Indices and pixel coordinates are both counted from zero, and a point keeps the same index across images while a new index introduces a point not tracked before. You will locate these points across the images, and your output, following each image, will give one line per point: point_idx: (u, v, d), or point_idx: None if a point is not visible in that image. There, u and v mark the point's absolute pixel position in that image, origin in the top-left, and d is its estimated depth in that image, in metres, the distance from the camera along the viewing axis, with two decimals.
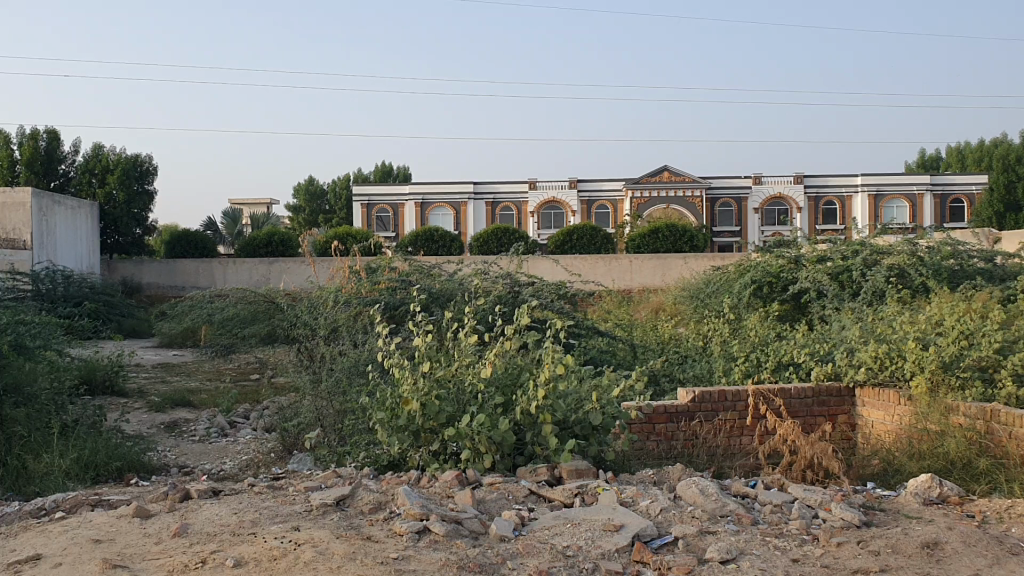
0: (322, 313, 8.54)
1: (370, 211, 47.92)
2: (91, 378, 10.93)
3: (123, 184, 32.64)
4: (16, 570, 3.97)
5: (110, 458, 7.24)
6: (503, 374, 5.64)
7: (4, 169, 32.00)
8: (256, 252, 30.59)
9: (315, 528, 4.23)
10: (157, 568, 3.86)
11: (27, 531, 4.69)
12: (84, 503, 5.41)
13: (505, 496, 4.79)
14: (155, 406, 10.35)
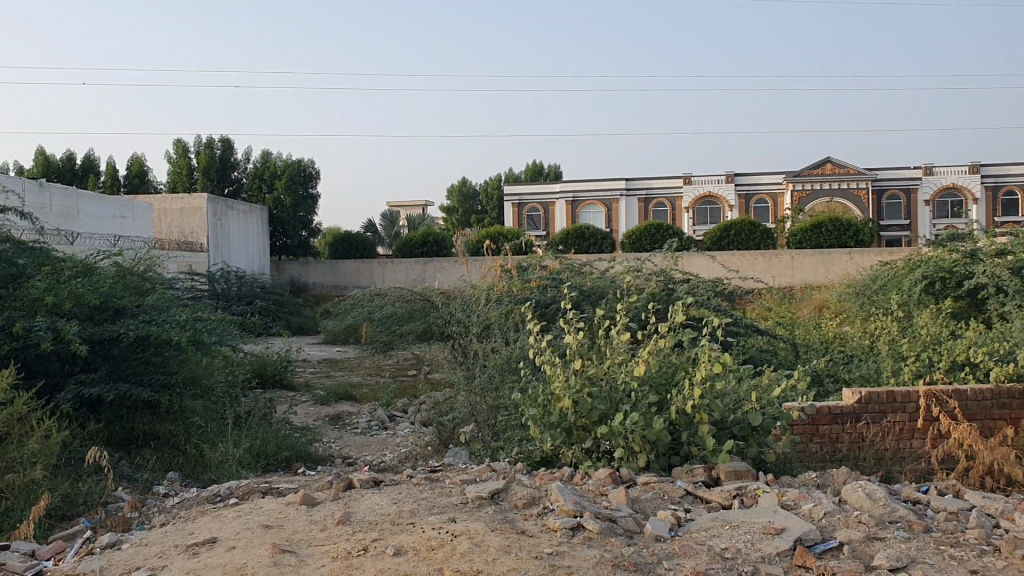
0: (475, 310, 8.64)
1: (523, 209, 48.30)
2: (262, 372, 11.55)
3: (289, 189, 34.31)
4: (195, 551, 4.22)
5: (279, 448, 7.66)
6: (657, 372, 5.55)
7: (184, 177, 34.41)
8: (413, 252, 31.49)
9: (471, 520, 4.29)
10: (322, 554, 4.02)
11: (205, 516, 4.98)
12: (254, 491, 5.70)
13: (660, 496, 4.71)
14: (320, 399, 10.83)
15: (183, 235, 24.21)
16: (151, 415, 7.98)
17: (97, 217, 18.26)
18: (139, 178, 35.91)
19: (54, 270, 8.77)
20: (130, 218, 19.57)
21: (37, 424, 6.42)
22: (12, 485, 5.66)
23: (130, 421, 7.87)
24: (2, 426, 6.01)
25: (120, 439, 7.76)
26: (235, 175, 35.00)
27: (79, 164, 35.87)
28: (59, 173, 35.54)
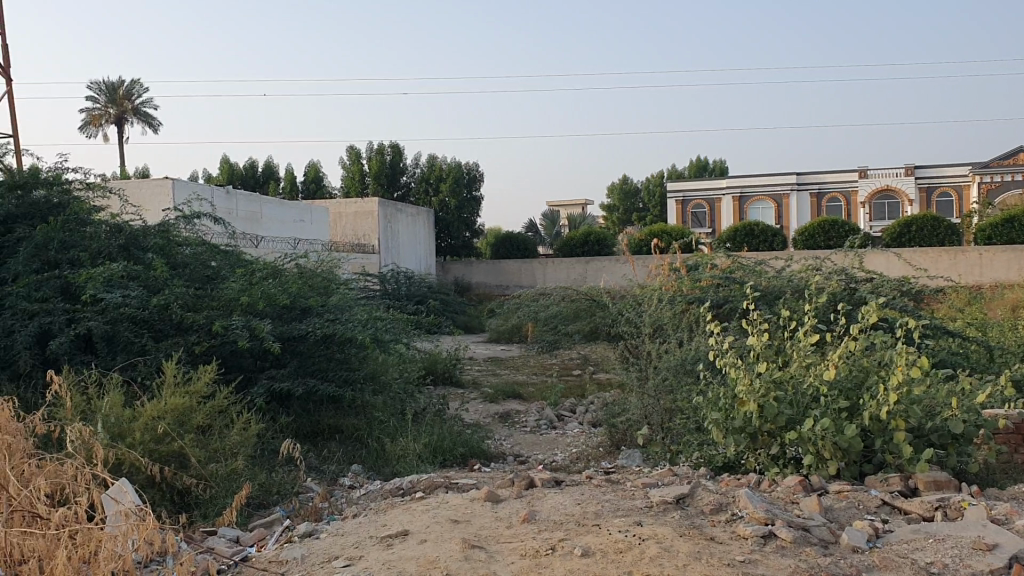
0: (645, 310, 8.53)
1: (686, 206, 47.37)
2: (434, 369, 11.86)
3: (454, 192, 35.11)
4: (388, 543, 4.36)
5: (455, 444, 7.86)
6: (847, 376, 5.34)
7: (356, 182, 35.94)
8: (575, 251, 31.57)
9: (658, 524, 4.24)
10: (511, 551, 4.07)
11: (394, 508, 5.15)
12: (436, 485, 5.85)
13: (855, 505, 4.51)
14: (489, 397, 11.01)
15: (357, 238, 25.24)
16: (334, 409, 8.35)
17: (279, 220, 19.30)
18: (314, 183, 37.70)
19: (246, 271, 9.31)
20: (308, 223, 20.58)
21: (236, 417, 6.85)
22: (216, 474, 6.04)
23: (316, 415, 8.27)
24: (207, 418, 6.49)
25: (307, 431, 8.16)
26: (404, 179, 36.19)
27: (260, 172, 38.02)
28: (243, 180, 37.78)
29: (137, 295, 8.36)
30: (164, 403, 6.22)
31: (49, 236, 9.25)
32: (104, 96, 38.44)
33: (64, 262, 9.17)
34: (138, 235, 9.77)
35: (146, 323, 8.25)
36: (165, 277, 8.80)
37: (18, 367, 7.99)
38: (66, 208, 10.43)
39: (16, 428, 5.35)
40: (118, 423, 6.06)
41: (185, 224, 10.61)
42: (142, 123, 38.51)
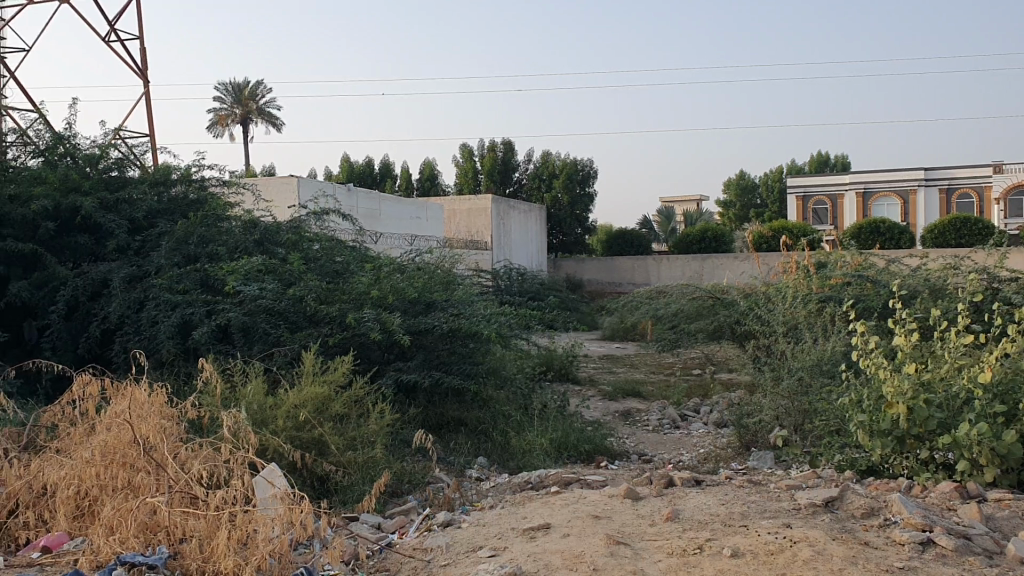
0: (775, 307, 8.33)
1: (807, 203, 46.06)
2: (552, 365, 11.89)
3: (568, 188, 35.15)
4: (531, 536, 4.39)
5: (580, 441, 7.86)
6: (1003, 380, 5.09)
7: (470, 180, 36.47)
8: (690, 248, 31.21)
9: (808, 527, 4.13)
10: (658, 549, 4.03)
11: (532, 502, 5.18)
12: (568, 480, 5.87)
13: (1018, 515, 4.29)
14: (609, 395, 10.96)
15: (471, 235, 25.57)
16: (458, 403, 8.48)
17: (397, 217, 19.70)
18: (429, 181, 38.33)
19: (374, 266, 9.51)
20: (425, 219, 20.95)
21: (371, 407, 7.04)
22: (353, 462, 6.21)
23: (441, 407, 8.41)
24: (344, 407, 6.69)
25: (433, 423, 8.28)
26: (517, 176, 36.48)
27: (377, 170, 38.90)
28: (360, 179, 38.75)
29: (273, 288, 8.69)
30: (304, 392, 6.45)
31: (189, 232, 9.68)
32: (230, 97, 40.03)
33: (203, 256, 9.58)
34: (270, 230, 10.13)
35: (281, 315, 8.56)
36: (299, 270, 9.09)
37: (162, 356, 8.39)
38: (203, 205, 10.89)
39: (171, 412, 5.64)
40: (261, 410, 6.29)
41: (314, 220, 10.93)
42: (265, 122, 39.90)
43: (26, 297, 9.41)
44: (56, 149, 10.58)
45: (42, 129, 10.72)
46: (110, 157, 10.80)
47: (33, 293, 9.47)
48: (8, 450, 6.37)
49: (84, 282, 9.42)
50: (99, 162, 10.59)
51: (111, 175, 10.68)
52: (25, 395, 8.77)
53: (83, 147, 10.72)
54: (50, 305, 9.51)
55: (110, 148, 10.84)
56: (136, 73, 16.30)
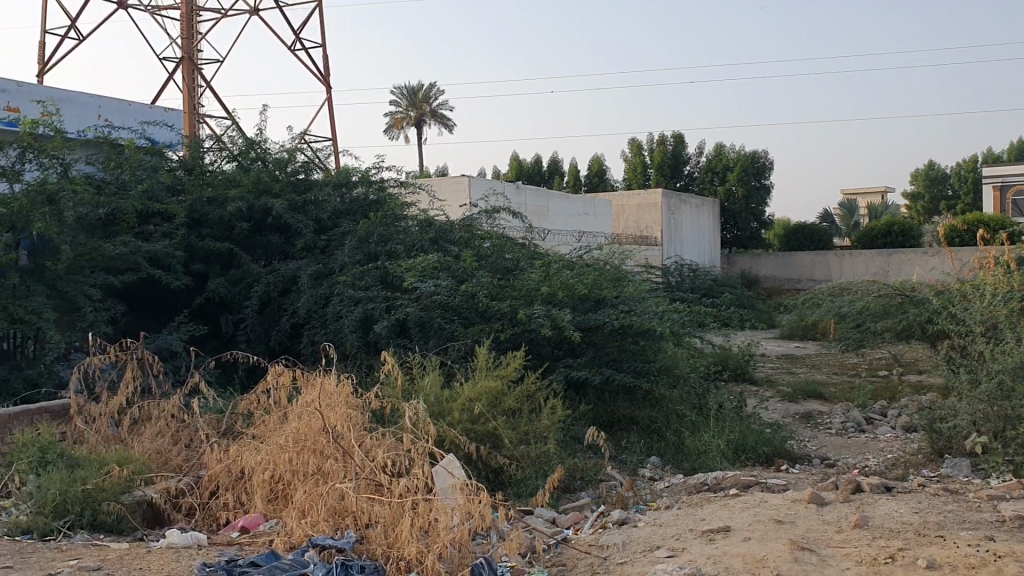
0: (972, 305, 7.81)
1: (1005, 193, 43.30)
2: (728, 364, 11.63)
3: (742, 181, 34.22)
4: (710, 538, 4.31)
5: (758, 443, 7.69)
6: None
7: (641, 174, 36.19)
8: (874, 243, 29.74)
9: (1015, 541, 3.85)
10: (845, 557, 3.86)
11: (710, 503, 5.08)
12: (746, 483, 5.72)
13: None
14: (787, 396, 10.61)
15: (640, 231, 25.32)
16: (630, 400, 8.44)
17: (566, 214, 19.81)
18: (598, 177, 38.32)
19: (545, 262, 9.57)
20: (594, 215, 20.96)
21: (543, 403, 7.11)
22: (527, 456, 6.31)
23: (612, 405, 8.41)
24: (517, 402, 6.78)
25: (604, 420, 8.32)
26: (688, 169, 35.88)
27: (546, 167, 39.27)
28: (531, 176, 39.23)
29: (447, 284, 8.94)
30: (479, 386, 6.59)
31: (369, 231, 10.09)
32: (404, 100, 41.41)
33: (382, 253, 9.96)
34: (444, 228, 10.40)
35: (456, 311, 8.79)
36: (471, 267, 9.29)
37: (346, 349, 8.82)
38: (381, 204, 11.32)
39: (355, 402, 5.92)
40: (438, 403, 6.48)
41: (486, 218, 11.14)
42: (438, 123, 41.09)
43: (223, 292, 10.08)
44: (249, 153, 11.28)
45: (235, 135, 11.43)
46: (297, 160, 11.40)
47: (229, 289, 10.13)
48: (210, 435, 6.85)
49: (274, 279, 9.98)
50: (287, 165, 11.23)
51: (297, 178, 11.28)
52: (223, 384, 9.41)
53: (273, 151, 11.38)
54: (244, 300, 10.16)
55: (297, 152, 11.45)
56: (319, 79, 17.13)
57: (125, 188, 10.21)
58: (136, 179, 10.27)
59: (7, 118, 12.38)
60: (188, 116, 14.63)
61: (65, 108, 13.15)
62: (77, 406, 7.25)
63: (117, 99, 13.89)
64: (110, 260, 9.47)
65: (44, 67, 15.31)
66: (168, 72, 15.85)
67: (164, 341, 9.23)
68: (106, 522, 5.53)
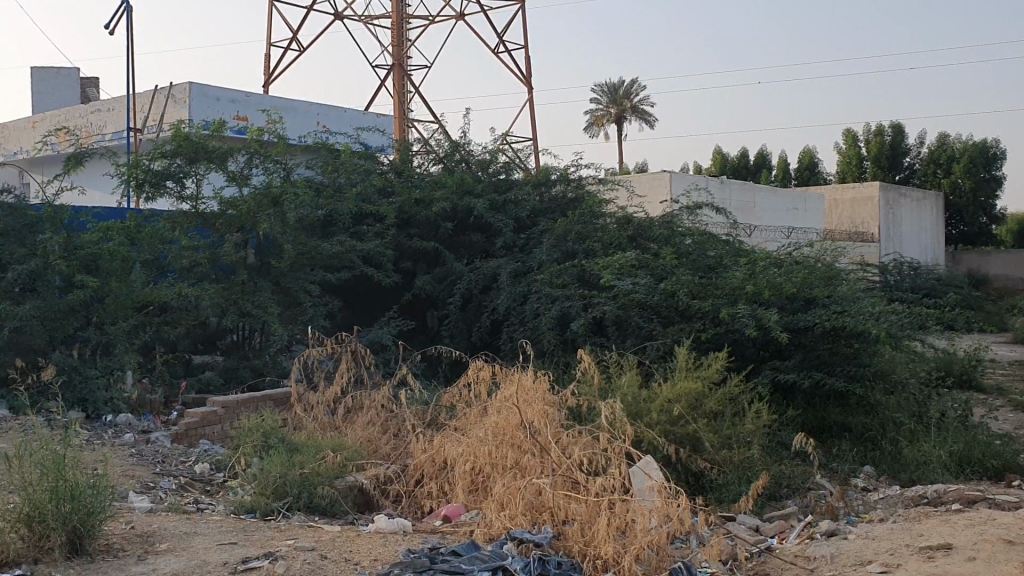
0: None
1: None
2: (952, 370, 10.82)
3: (969, 173, 31.76)
4: (929, 555, 3.98)
5: (985, 454, 7.24)
6: None
7: (855, 167, 34.38)
8: None
9: None
10: None
11: (930, 518, 4.71)
12: (972, 499, 5.26)
13: None
14: (1020, 406, 9.72)
15: (855, 226, 24.18)
16: (841, 406, 8.01)
17: (774, 209, 19.12)
18: (809, 171, 36.76)
19: (749, 259, 9.23)
20: (803, 211, 20.09)
21: (747, 406, 6.86)
22: (730, 460, 6.12)
23: (822, 411, 8.02)
24: (719, 404, 6.57)
25: (813, 426, 7.97)
26: (908, 161, 33.73)
27: (752, 162, 38.08)
28: (736, 171, 38.21)
29: (646, 282, 8.80)
30: (678, 386, 6.41)
31: (568, 229, 10.14)
32: (606, 98, 41.40)
33: (581, 251, 9.96)
34: (644, 225, 10.24)
35: (655, 309, 8.65)
36: (671, 264, 9.10)
37: (545, 347, 8.91)
38: (581, 203, 11.32)
39: (552, 399, 5.94)
40: (636, 403, 6.38)
41: (687, 215, 10.88)
42: (638, 120, 40.85)
43: (429, 289, 10.43)
44: (454, 156, 11.61)
45: (441, 138, 11.81)
46: (499, 161, 11.62)
47: (435, 286, 10.48)
48: (415, 427, 7.09)
49: (475, 277, 10.20)
50: (489, 167, 11.47)
51: (499, 178, 11.48)
52: (427, 377, 9.74)
53: (476, 153, 11.65)
54: (448, 297, 10.47)
55: (499, 153, 11.65)
56: (521, 81, 17.42)
57: (341, 191, 10.77)
58: (350, 182, 10.83)
59: (238, 127, 13.39)
60: (398, 120, 15.27)
61: (288, 117, 14.09)
62: (296, 395, 7.71)
63: (335, 107, 14.73)
64: (327, 259, 10.01)
65: (270, 78, 16.45)
66: (381, 80, 16.63)
67: (375, 335, 9.66)
68: (320, 505, 5.81)
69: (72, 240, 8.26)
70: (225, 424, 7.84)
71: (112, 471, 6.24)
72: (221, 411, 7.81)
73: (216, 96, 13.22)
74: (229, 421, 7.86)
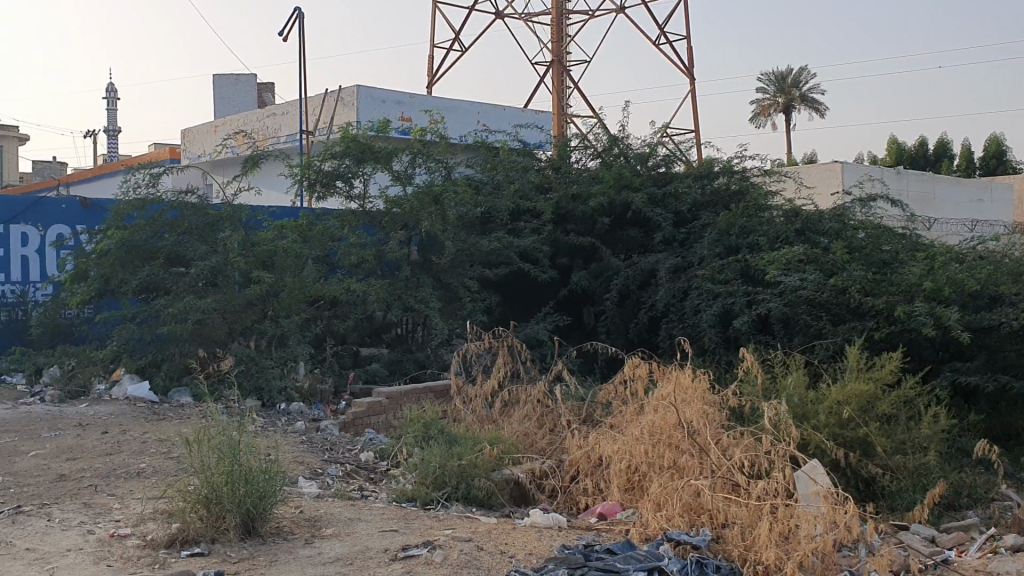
0: None
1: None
2: None
3: None
4: None
5: None
6: None
7: None
8: None
9: None
10: None
11: None
12: None
13: None
14: None
15: None
16: None
17: (956, 200, 17.97)
18: (996, 159, 34.35)
19: (929, 255, 8.67)
20: (989, 202, 18.78)
21: (924, 410, 6.44)
22: (905, 467, 5.80)
23: (1008, 417, 7.45)
24: (893, 407, 6.20)
25: (999, 433, 7.45)
26: None
27: (933, 151, 35.88)
28: (913, 161, 36.17)
29: (814, 279, 8.43)
30: (848, 388, 6.09)
31: (731, 223, 9.85)
32: (772, 87, 40.09)
33: (744, 245, 9.65)
34: (813, 218, 9.81)
35: (824, 306, 8.30)
36: (842, 260, 8.68)
37: (706, 345, 8.74)
38: (744, 195, 10.98)
39: (713, 399, 5.79)
40: (802, 404, 6.10)
41: (859, 207, 10.35)
42: (808, 109, 39.35)
43: (587, 285, 10.40)
44: (612, 150, 11.51)
45: (600, 132, 11.73)
46: (659, 154, 11.43)
47: (592, 282, 10.44)
48: (572, 423, 7.08)
49: (634, 272, 10.08)
50: (648, 160, 11.31)
51: (659, 172, 11.28)
52: (585, 373, 9.73)
53: (635, 146, 11.49)
54: (606, 292, 10.40)
55: (659, 146, 11.46)
56: (683, 72, 17.10)
57: (499, 187, 10.90)
58: (508, 180, 10.95)
59: (402, 127, 13.82)
60: (557, 116, 15.33)
61: (450, 116, 14.41)
62: (457, 388, 7.85)
63: (495, 105, 14.93)
64: (486, 255, 10.14)
65: (433, 79, 16.86)
66: (541, 76, 16.74)
67: (532, 331, 9.73)
68: (479, 497, 5.89)
69: (249, 237, 8.75)
70: (389, 414, 8.09)
71: (284, 457, 6.55)
72: (385, 402, 8.08)
73: (382, 98, 13.68)
74: (392, 412, 8.12)
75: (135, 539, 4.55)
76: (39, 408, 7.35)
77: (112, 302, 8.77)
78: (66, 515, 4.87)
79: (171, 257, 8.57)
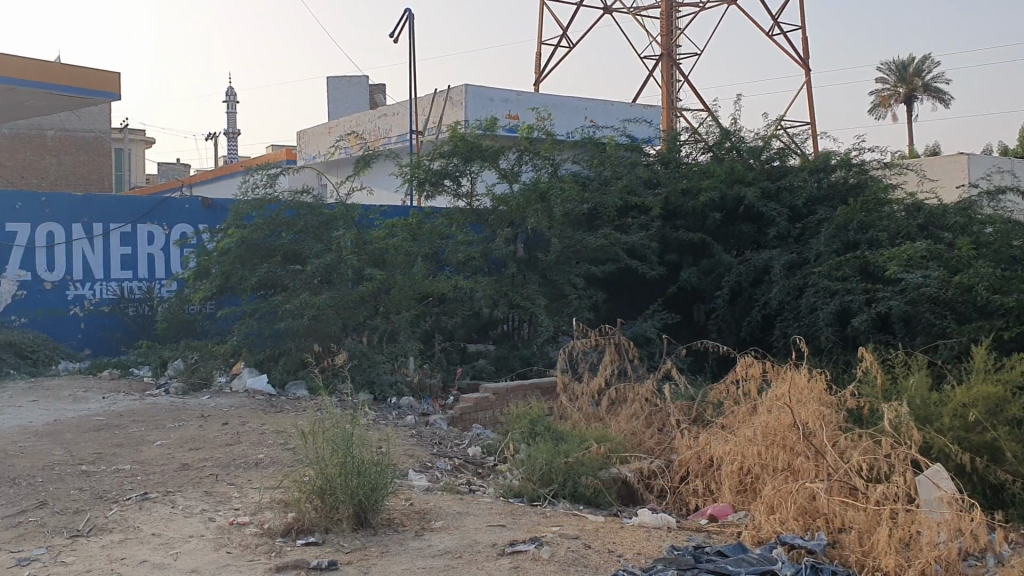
0: None
1: None
2: None
3: None
4: None
5: None
6: None
7: None
8: None
9: None
10: None
11: None
12: None
13: None
14: None
15: None
16: None
17: None
18: None
19: None
20: None
21: None
22: None
23: None
24: None
25: None
26: None
27: None
28: None
29: (938, 275, 8.07)
30: (975, 390, 5.80)
31: (849, 218, 9.51)
32: (893, 76, 38.58)
33: (862, 241, 9.32)
34: (936, 213, 9.39)
35: (948, 304, 7.94)
36: (968, 256, 8.27)
37: (823, 344, 8.51)
38: (863, 189, 10.59)
39: (829, 400, 5.61)
40: (925, 406, 5.85)
41: (987, 200, 9.86)
42: (931, 99, 37.70)
43: (696, 282, 10.23)
44: (724, 144, 11.27)
45: (711, 126, 11.52)
46: (773, 147, 11.14)
47: (702, 279, 10.27)
48: (681, 422, 6.97)
49: (746, 269, 9.86)
50: (762, 154, 11.04)
51: (772, 166, 10.99)
52: (694, 372, 9.58)
53: (748, 140, 11.24)
54: (716, 289, 10.21)
55: (773, 139, 11.17)
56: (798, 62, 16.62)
57: (607, 183, 10.83)
58: (617, 175, 10.85)
59: (510, 126, 13.88)
60: (666, 111, 15.12)
61: (557, 113, 14.40)
62: (564, 385, 7.84)
63: (602, 101, 14.84)
64: (593, 252, 10.08)
65: (541, 76, 16.88)
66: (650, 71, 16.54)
67: (641, 329, 9.64)
68: (586, 494, 5.85)
69: (362, 236, 8.96)
70: (496, 410, 8.16)
71: (395, 450, 6.67)
72: (492, 398, 8.14)
73: (489, 96, 13.78)
74: (499, 408, 8.19)
75: (252, 527, 4.70)
76: (165, 400, 7.70)
77: (232, 298, 9.11)
78: (189, 503, 5.08)
79: (288, 255, 8.85)
